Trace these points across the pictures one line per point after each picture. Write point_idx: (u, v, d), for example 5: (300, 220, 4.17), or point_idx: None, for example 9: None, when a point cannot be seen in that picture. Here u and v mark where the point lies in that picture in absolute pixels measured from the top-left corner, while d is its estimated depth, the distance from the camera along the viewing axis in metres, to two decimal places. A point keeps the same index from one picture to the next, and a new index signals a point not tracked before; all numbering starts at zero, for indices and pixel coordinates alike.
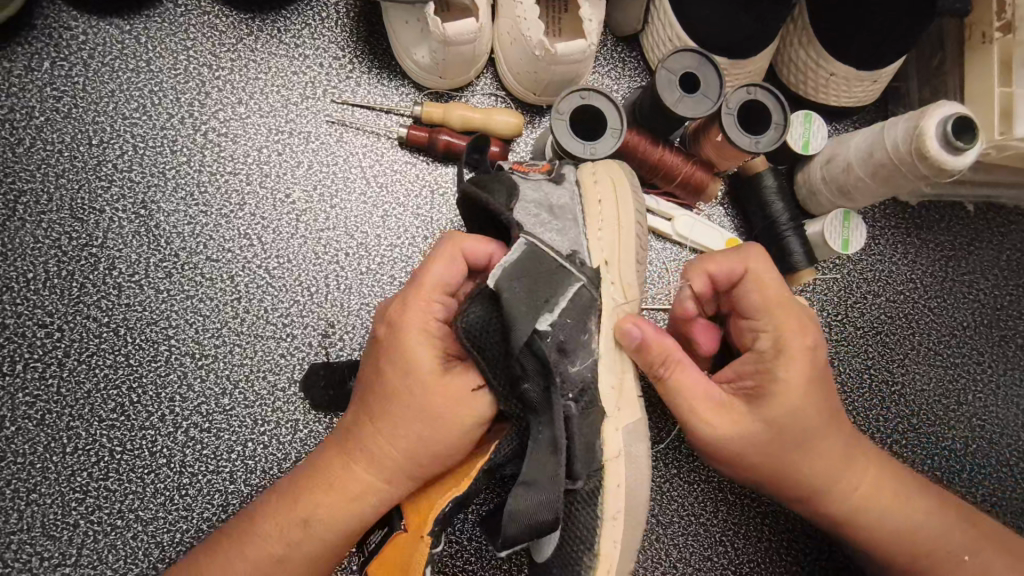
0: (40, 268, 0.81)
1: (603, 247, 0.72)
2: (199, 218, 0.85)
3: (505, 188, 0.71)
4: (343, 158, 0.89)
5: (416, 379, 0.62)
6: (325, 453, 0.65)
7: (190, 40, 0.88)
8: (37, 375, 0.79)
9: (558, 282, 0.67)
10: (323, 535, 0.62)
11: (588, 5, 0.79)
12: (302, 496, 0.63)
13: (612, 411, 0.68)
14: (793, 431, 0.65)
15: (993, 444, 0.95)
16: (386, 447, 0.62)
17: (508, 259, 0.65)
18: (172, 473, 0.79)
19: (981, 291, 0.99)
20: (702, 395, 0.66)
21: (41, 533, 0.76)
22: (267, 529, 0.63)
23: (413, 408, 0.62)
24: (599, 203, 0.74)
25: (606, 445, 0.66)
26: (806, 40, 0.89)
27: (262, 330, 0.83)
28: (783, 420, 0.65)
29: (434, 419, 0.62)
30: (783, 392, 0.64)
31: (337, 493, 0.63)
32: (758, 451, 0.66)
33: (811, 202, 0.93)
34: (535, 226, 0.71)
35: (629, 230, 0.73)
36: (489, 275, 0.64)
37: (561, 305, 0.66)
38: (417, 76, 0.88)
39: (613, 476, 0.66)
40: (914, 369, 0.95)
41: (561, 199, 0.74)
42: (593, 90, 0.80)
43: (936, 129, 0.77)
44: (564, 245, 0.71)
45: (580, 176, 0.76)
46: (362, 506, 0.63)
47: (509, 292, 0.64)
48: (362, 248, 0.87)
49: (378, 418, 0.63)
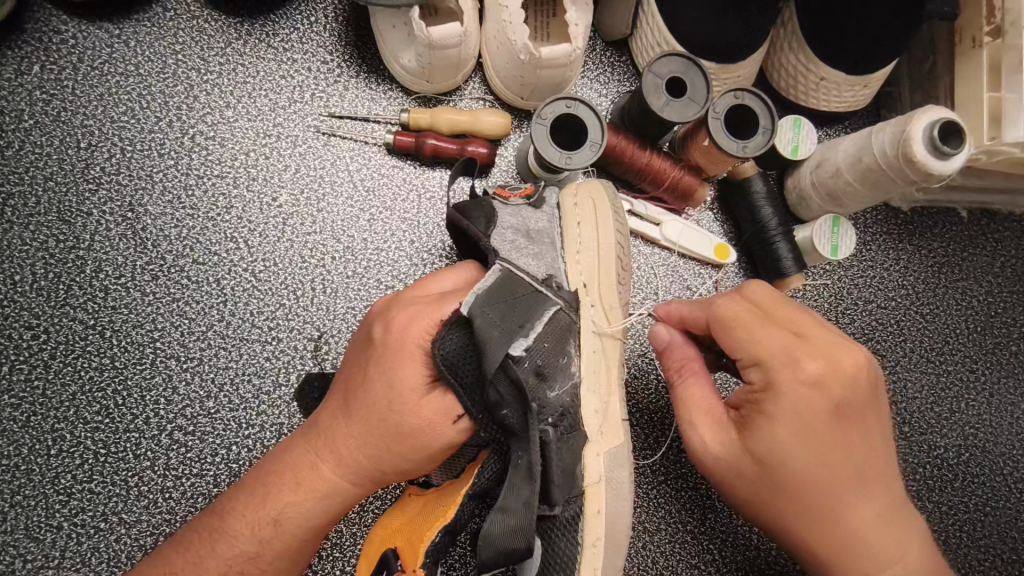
0: (27, 271, 0.82)
1: (582, 269, 0.75)
2: (186, 221, 0.85)
3: (484, 215, 0.73)
4: (330, 163, 0.89)
5: (400, 390, 0.62)
6: (293, 452, 0.64)
7: (178, 44, 0.88)
8: (23, 377, 0.80)
9: (533, 307, 0.67)
10: (291, 532, 0.62)
11: (574, 9, 0.78)
12: (272, 491, 0.63)
13: (596, 434, 0.68)
14: (791, 479, 0.59)
15: (985, 452, 0.94)
16: (366, 453, 0.62)
17: (484, 284, 0.65)
18: (155, 476, 0.79)
19: (975, 298, 0.98)
20: (704, 408, 0.66)
21: (24, 535, 0.76)
22: (240, 523, 0.62)
23: (376, 412, 0.62)
24: (578, 224, 0.77)
25: (587, 471, 0.66)
26: (795, 44, 0.88)
27: (248, 334, 0.83)
28: (773, 457, 0.59)
29: (412, 432, 0.61)
30: (773, 426, 0.59)
31: (308, 493, 0.62)
32: (730, 479, 0.63)
33: (801, 207, 0.93)
34: (512, 251, 0.72)
35: (609, 250, 0.75)
36: (464, 302, 0.63)
37: (536, 330, 0.66)
38: (404, 80, 0.88)
39: (594, 501, 0.66)
40: (906, 377, 0.94)
41: (539, 223, 0.77)
42: (578, 99, 0.80)
43: (924, 134, 0.76)
44: (541, 269, 0.73)
45: (561, 199, 0.80)
46: (329, 504, 0.63)
47: (483, 318, 0.62)
48: (349, 252, 0.87)
49: (355, 423, 0.62)
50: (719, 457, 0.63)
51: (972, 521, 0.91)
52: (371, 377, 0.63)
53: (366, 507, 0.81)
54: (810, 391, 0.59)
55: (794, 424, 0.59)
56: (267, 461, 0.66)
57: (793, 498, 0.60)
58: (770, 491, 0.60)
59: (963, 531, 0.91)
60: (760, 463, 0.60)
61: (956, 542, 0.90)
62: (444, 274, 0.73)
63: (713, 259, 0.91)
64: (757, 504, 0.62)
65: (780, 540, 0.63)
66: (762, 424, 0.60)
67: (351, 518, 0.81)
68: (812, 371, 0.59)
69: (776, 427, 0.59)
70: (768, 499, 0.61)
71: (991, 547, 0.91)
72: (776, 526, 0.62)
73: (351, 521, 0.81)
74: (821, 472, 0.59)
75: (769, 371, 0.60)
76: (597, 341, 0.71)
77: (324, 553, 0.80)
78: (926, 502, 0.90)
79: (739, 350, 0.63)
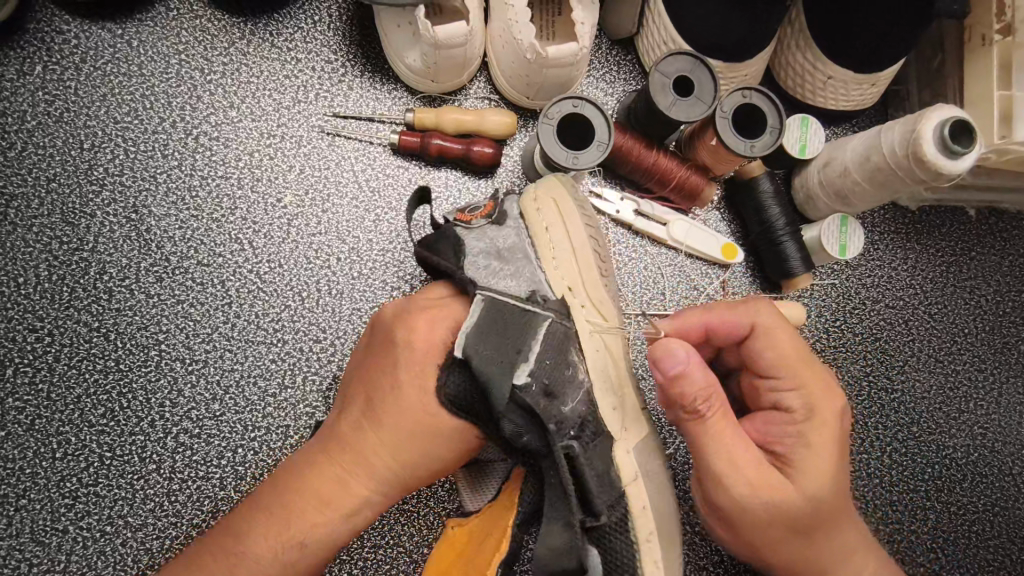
0: (31, 273, 0.81)
1: (563, 274, 0.72)
2: (190, 222, 0.84)
3: (451, 246, 0.71)
4: (335, 163, 0.88)
5: (429, 406, 0.64)
6: (314, 469, 0.64)
7: (181, 44, 0.88)
8: (27, 380, 0.79)
9: (525, 328, 0.67)
10: (316, 551, 0.63)
11: (580, 8, 0.78)
12: (297, 511, 0.62)
13: (619, 432, 0.67)
14: (825, 504, 0.62)
15: (994, 452, 0.93)
16: (393, 469, 0.64)
17: (472, 319, 0.66)
18: (161, 479, 0.79)
19: (983, 297, 0.97)
20: (737, 442, 0.62)
21: (30, 539, 0.76)
22: (263, 545, 0.61)
23: (405, 428, 0.64)
24: (547, 229, 0.73)
25: (622, 470, 0.66)
26: (803, 42, 0.88)
27: (253, 335, 0.82)
28: (816, 483, 0.62)
29: (439, 429, 0.64)
30: (813, 452, 0.62)
31: (337, 499, 0.63)
32: (767, 515, 0.61)
33: (809, 206, 0.92)
34: (489, 276, 0.69)
35: (585, 250, 0.73)
36: (456, 344, 0.64)
37: (534, 351, 0.65)
38: (409, 80, 0.87)
39: (638, 499, 0.65)
40: (914, 377, 0.94)
41: (508, 240, 0.72)
42: (584, 98, 0.79)
43: (934, 134, 0.75)
44: (524, 287, 0.70)
45: (523, 209, 0.74)
46: (357, 510, 0.64)
47: (480, 355, 0.64)
48: (354, 253, 0.86)
49: (380, 426, 0.64)
50: (763, 494, 0.61)
51: (980, 521, 0.91)
52: (394, 381, 0.65)
53: None
54: (837, 418, 0.65)
55: (829, 449, 0.63)
56: (281, 477, 0.65)
57: (820, 522, 0.62)
58: (807, 520, 0.62)
59: (971, 531, 0.90)
60: (804, 492, 0.61)
61: (964, 542, 0.90)
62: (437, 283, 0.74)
63: (721, 260, 0.90)
64: (791, 541, 0.63)
65: (798, 572, 0.64)
66: (802, 451, 0.63)
67: None
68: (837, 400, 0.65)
69: (816, 453, 0.63)
70: (800, 528, 0.62)
71: (1000, 548, 0.90)
72: (801, 558, 0.64)
73: None
74: (840, 496, 0.64)
75: (810, 398, 0.64)
76: (599, 341, 0.70)
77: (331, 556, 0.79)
78: (933, 502, 0.90)
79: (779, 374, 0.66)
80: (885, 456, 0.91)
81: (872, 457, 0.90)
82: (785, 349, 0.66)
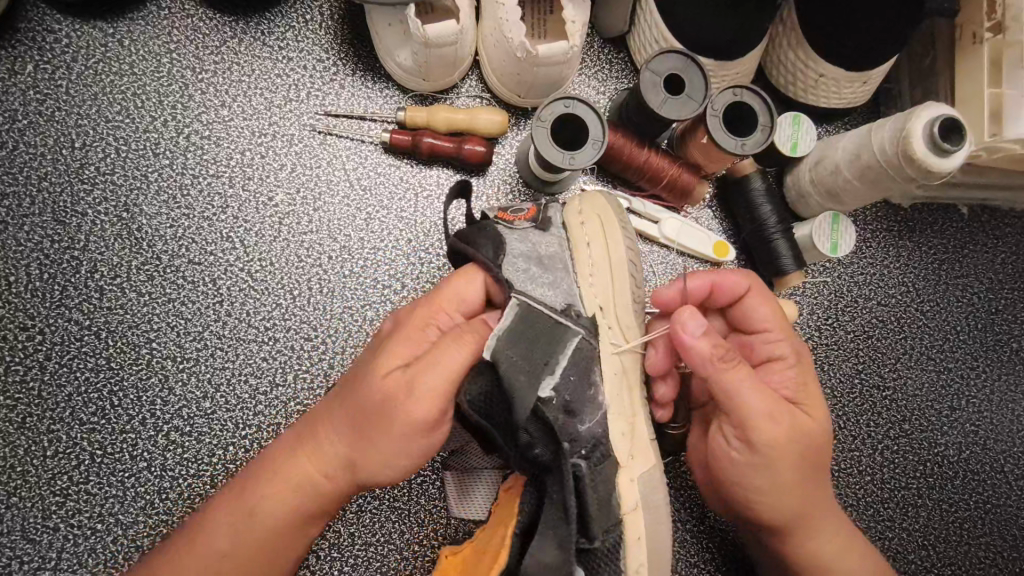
0: (22, 271, 0.81)
1: (597, 292, 0.71)
2: (181, 221, 0.84)
3: (491, 242, 0.70)
4: (327, 161, 0.88)
5: (377, 373, 0.64)
6: (280, 445, 0.68)
7: (172, 43, 0.88)
8: (18, 378, 0.79)
9: (557, 342, 0.65)
10: (266, 517, 0.64)
11: (572, 6, 0.77)
12: (253, 484, 0.66)
13: (626, 458, 0.66)
14: (827, 438, 0.68)
15: (986, 450, 0.94)
16: (338, 439, 0.65)
17: (503, 324, 0.64)
18: (152, 476, 0.79)
19: (975, 294, 0.97)
20: (765, 390, 0.64)
21: (21, 537, 0.76)
22: (222, 516, 0.65)
23: (355, 398, 0.65)
24: (587, 245, 0.73)
25: (623, 499, 0.64)
26: (794, 41, 0.88)
27: (244, 334, 0.83)
28: (821, 417, 0.67)
29: (389, 402, 0.63)
30: (812, 392, 0.68)
31: (294, 475, 0.65)
32: (800, 456, 0.64)
33: (800, 205, 0.92)
34: (527, 281, 0.68)
35: (622, 273, 0.72)
36: (486, 346, 0.63)
37: (562, 364, 0.64)
38: (400, 78, 0.87)
39: (634, 530, 0.64)
40: (905, 374, 0.94)
41: (550, 248, 0.72)
42: (573, 97, 0.79)
43: (925, 131, 0.75)
44: (559, 299, 0.69)
45: (566, 218, 0.75)
46: (312, 484, 0.65)
47: (507, 360, 0.62)
48: (345, 251, 0.86)
49: (343, 399, 0.66)
50: (797, 432, 0.64)
51: (972, 518, 0.91)
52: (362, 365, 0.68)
53: (364, 507, 0.81)
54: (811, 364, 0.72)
55: (818, 387, 0.70)
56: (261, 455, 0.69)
57: (824, 458, 0.68)
58: (823, 454, 0.66)
59: (962, 528, 0.91)
60: (816, 426, 0.67)
61: (956, 539, 0.90)
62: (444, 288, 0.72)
63: (713, 257, 0.90)
64: (814, 478, 0.66)
65: (817, 515, 0.67)
66: (806, 392, 0.68)
67: (349, 518, 0.80)
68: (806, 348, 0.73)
69: (813, 391, 0.69)
70: (818, 465, 0.66)
71: (991, 545, 0.91)
72: (819, 498, 0.67)
73: (349, 521, 0.81)
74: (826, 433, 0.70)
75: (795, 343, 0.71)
76: (619, 362, 0.69)
77: (322, 553, 0.79)
78: (925, 499, 0.90)
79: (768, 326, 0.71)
80: (877, 453, 0.91)
81: (864, 455, 0.90)
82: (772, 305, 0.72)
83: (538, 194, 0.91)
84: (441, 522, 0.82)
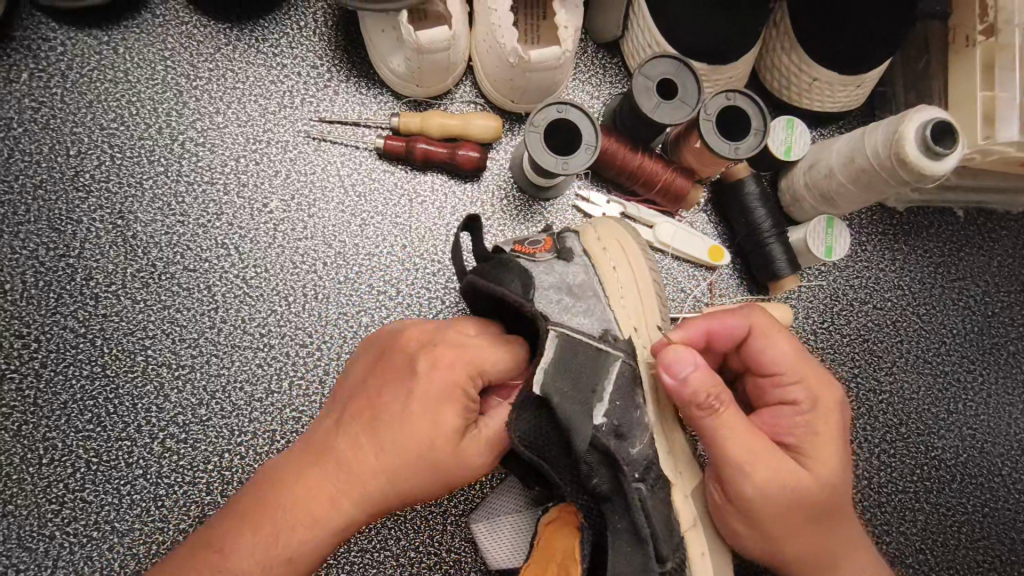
0: (18, 279, 0.82)
1: (630, 313, 0.73)
2: (176, 228, 0.85)
3: (519, 277, 0.70)
4: (321, 168, 0.88)
5: (441, 431, 0.61)
6: (302, 478, 0.61)
7: (167, 50, 0.88)
8: (14, 386, 0.79)
9: (598, 366, 0.68)
10: (303, 565, 0.60)
11: (563, 10, 0.77)
12: (282, 526, 0.59)
13: (676, 477, 0.67)
14: (839, 493, 0.63)
15: (983, 453, 0.93)
16: (383, 494, 0.61)
17: (548, 359, 0.65)
18: (148, 484, 0.79)
19: (972, 297, 0.97)
20: (751, 440, 0.60)
21: (17, 545, 0.76)
22: (242, 556, 0.58)
23: (408, 454, 0.60)
24: (613, 269, 0.75)
25: (680, 516, 0.65)
26: (788, 45, 0.88)
27: (239, 340, 0.83)
28: (828, 471, 0.62)
29: (449, 468, 0.61)
30: (823, 443, 0.63)
31: (328, 518, 0.60)
32: (785, 509, 0.60)
33: (795, 208, 0.92)
34: (560, 312, 0.71)
35: (648, 291, 0.75)
36: (534, 380, 0.64)
37: (608, 391, 0.68)
38: (394, 84, 0.88)
39: (697, 546, 0.64)
40: (902, 377, 0.94)
41: (578, 277, 0.74)
42: (569, 103, 0.79)
43: (917, 134, 0.75)
44: (595, 326, 0.72)
45: (586, 245, 0.76)
46: (348, 533, 0.61)
47: (559, 395, 0.65)
48: (340, 257, 0.86)
49: (392, 446, 0.60)
50: (783, 486, 0.60)
51: (970, 523, 0.91)
52: (407, 407, 0.62)
53: None
54: (840, 407, 0.66)
55: (838, 437, 0.64)
56: (267, 484, 0.61)
57: (833, 512, 0.62)
58: (825, 508, 0.62)
59: (960, 533, 0.90)
60: (820, 482, 0.61)
61: (953, 544, 0.90)
62: (463, 329, 0.68)
63: (708, 262, 0.90)
64: (810, 534, 0.62)
65: (814, 568, 0.63)
66: (812, 440, 0.63)
67: None
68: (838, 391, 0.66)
69: (825, 442, 0.63)
70: (819, 519, 0.62)
71: (990, 549, 0.91)
72: (816, 552, 0.62)
73: None
74: (848, 485, 0.64)
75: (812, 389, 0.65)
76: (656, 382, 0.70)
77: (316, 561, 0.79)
78: (923, 503, 0.90)
79: (783, 366, 0.66)
80: (873, 458, 0.91)
81: (861, 459, 0.90)
82: (790, 348, 0.66)
83: (533, 200, 0.91)
84: (436, 528, 0.82)
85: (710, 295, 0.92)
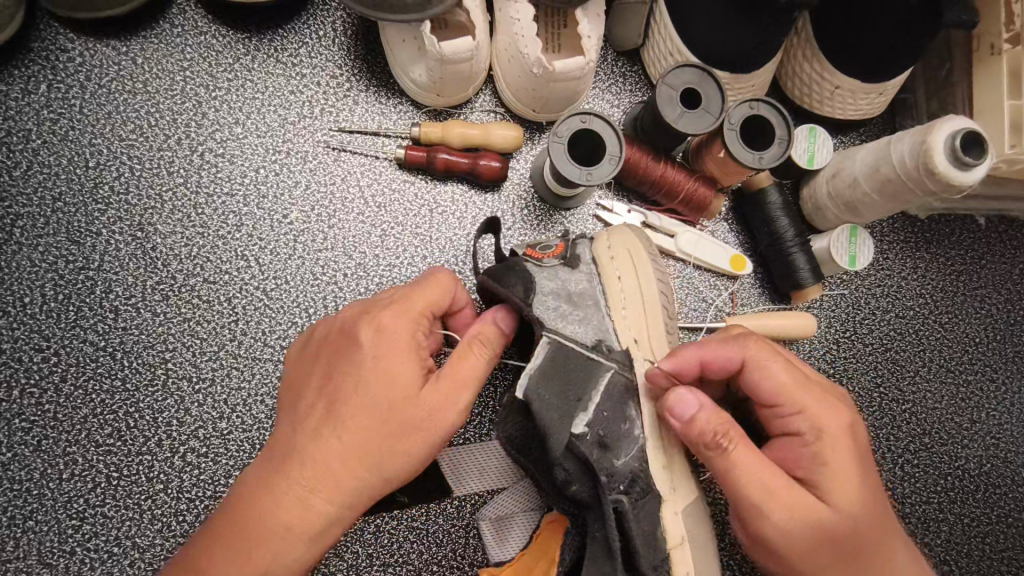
0: (37, 293, 0.81)
1: (630, 325, 0.72)
2: (196, 240, 0.84)
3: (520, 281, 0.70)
4: (341, 178, 0.88)
5: (394, 392, 0.60)
6: (268, 484, 0.60)
7: (186, 60, 0.87)
8: (33, 401, 0.79)
9: (588, 376, 0.68)
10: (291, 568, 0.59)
11: (587, 20, 0.77)
12: (258, 536, 0.58)
13: (668, 494, 0.66)
14: (864, 526, 0.59)
15: (1006, 462, 0.93)
16: (356, 477, 0.59)
17: (535, 365, 0.67)
18: (169, 498, 0.78)
19: (993, 305, 0.97)
20: (764, 480, 0.57)
21: (37, 562, 0.76)
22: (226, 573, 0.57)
23: (367, 423, 0.59)
24: (618, 279, 0.73)
25: (668, 533, 0.65)
26: (809, 53, 0.87)
27: (260, 353, 0.82)
28: (847, 504, 0.58)
29: (414, 427, 0.60)
30: (837, 476, 0.58)
31: (304, 516, 0.59)
32: (807, 547, 0.57)
33: (817, 216, 0.91)
34: (557, 318, 0.70)
35: (653, 303, 0.73)
36: (518, 385, 0.67)
37: (593, 401, 0.67)
38: (414, 93, 0.87)
39: (681, 564, 0.64)
40: (925, 387, 0.93)
41: (580, 284, 0.72)
42: (593, 113, 0.78)
43: (945, 144, 0.75)
44: (591, 335, 0.70)
45: (596, 254, 0.75)
46: (332, 528, 0.60)
47: (539, 400, 0.66)
48: (361, 268, 0.86)
49: (347, 423, 0.59)
50: (802, 522, 0.57)
51: (995, 533, 0.90)
52: (354, 380, 0.61)
53: (382, 527, 0.80)
54: (851, 433, 0.61)
55: (855, 466, 0.59)
56: (238, 500, 0.61)
57: (860, 547, 0.59)
58: (850, 543, 0.58)
59: (985, 542, 0.90)
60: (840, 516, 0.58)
61: (978, 554, 0.89)
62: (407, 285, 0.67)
63: (729, 271, 0.90)
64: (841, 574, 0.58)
65: None
66: (826, 473, 0.59)
67: (367, 538, 0.80)
68: (847, 416, 0.61)
69: (840, 474, 0.59)
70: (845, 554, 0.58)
71: (1014, 559, 0.90)
72: None
73: (368, 541, 0.80)
74: (875, 516, 0.60)
75: (819, 418, 0.60)
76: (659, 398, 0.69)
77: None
78: (947, 514, 0.90)
79: (782, 395, 0.62)
80: (897, 468, 0.90)
81: (884, 469, 0.90)
82: (788, 376, 0.62)
83: (553, 210, 0.90)
84: (459, 542, 0.81)
85: (732, 305, 0.92)
